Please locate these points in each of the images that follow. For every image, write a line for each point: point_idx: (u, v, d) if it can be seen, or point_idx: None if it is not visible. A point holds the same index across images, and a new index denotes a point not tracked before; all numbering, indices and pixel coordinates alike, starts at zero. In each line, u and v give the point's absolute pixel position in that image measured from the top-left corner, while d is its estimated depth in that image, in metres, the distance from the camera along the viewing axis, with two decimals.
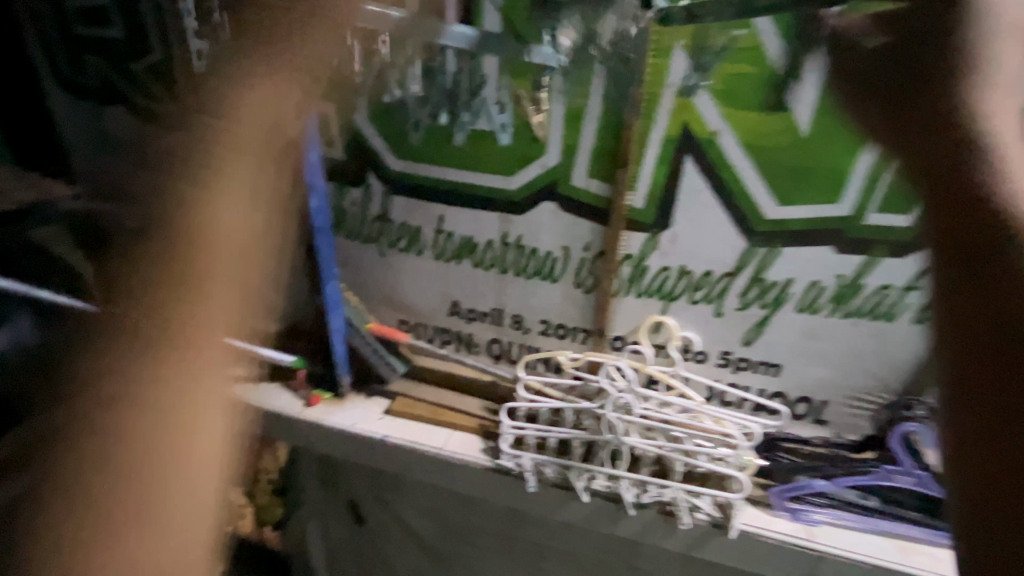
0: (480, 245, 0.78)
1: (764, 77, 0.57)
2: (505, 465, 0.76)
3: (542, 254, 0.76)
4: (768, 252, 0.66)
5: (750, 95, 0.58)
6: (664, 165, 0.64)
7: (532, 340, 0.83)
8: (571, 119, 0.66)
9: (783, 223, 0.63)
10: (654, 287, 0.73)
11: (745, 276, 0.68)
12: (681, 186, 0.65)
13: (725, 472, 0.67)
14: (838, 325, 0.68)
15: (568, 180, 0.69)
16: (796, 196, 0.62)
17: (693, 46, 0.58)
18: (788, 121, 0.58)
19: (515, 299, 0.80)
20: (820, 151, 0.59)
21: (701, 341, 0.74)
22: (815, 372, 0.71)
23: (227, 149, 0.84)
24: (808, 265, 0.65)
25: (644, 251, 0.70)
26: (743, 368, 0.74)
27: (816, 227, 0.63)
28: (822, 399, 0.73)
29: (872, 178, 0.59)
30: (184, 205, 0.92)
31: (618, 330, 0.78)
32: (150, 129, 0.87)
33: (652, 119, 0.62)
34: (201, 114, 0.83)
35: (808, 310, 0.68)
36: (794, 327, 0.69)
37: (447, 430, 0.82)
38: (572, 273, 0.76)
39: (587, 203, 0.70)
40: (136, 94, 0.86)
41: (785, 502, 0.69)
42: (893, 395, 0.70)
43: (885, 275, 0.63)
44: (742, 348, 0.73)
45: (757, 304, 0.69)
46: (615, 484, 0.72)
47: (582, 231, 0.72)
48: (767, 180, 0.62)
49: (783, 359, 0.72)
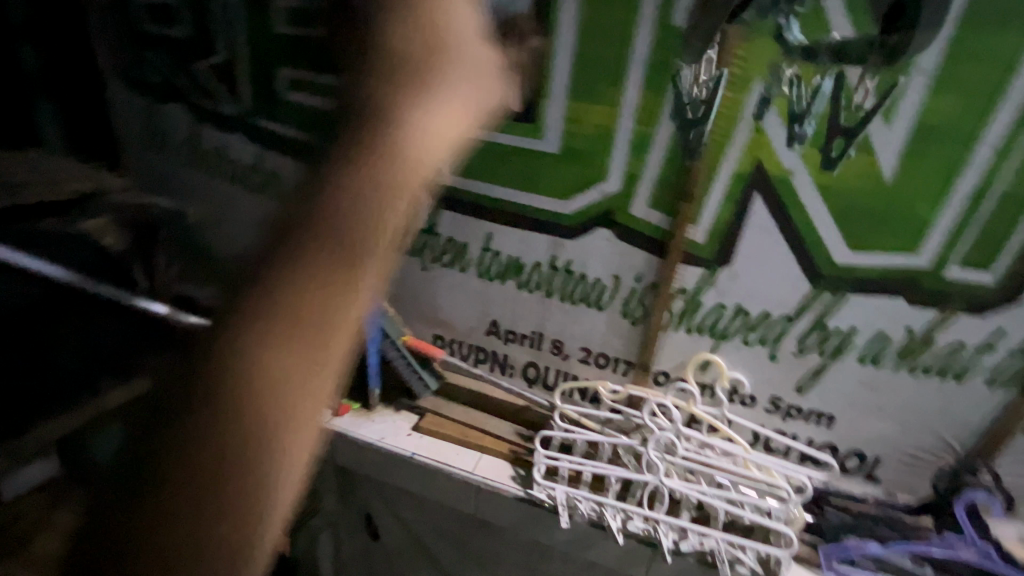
0: (526, 266, 0.76)
1: (847, 117, 0.55)
2: (536, 497, 0.73)
3: (590, 280, 0.74)
4: (833, 297, 0.63)
5: (830, 138, 0.56)
6: (730, 203, 0.62)
7: (570, 367, 0.81)
8: (636, 146, 0.64)
9: (854, 268, 0.60)
10: (706, 324, 0.70)
11: (804, 320, 0.65)
12: (747, 218, 0.62)
13: (773, 526, 0.64)
14: (899, 380, 0.64)
15: (626, 207, 0.67)
16: (869, 242, 0.59)
17: (774, 83, 0.56)
18: (869, 165, 0.56)
19: (557, 323, 0.78)
20: (900, 196, 0.56)
21: (751, 384, 0.71)
22: (870, 426, 0.68)
23: (280, 152, 0.84)
24: (876, 315, 0.62)
25: (699, 286, 0.68)
26: (793, 416, 0.71)
27: (888, 277, 0.60)
28: (875, 455, 0.70)
29: (955, 231, 0.56)
30: (228, 203, 0.93)
31: (663, 365, 0.75)
32: (205, 125, 0.88)
33: (722, 154, 0.60)
34: (257, 114, 0.83)
35: (870, 362, 0.64)
36: (853, 380, 0.66)
37: (476, 453, 0.80)
38: (620, 302, 0.73)
39: (645, 232, 0.68)
40: (193, 90, 0.86)
41: (834, 563, 0.66)
42: (955, 458, 0.66)
43: (958, 332, 0.60)
44: (793, 396, 0.70)
45: (816, 351, 0.66)
46: (654, 527, 0.68)
47: (636, 260, 0.70)
48: (839, 224, 0.59)
49: (837, 410, 0.69)
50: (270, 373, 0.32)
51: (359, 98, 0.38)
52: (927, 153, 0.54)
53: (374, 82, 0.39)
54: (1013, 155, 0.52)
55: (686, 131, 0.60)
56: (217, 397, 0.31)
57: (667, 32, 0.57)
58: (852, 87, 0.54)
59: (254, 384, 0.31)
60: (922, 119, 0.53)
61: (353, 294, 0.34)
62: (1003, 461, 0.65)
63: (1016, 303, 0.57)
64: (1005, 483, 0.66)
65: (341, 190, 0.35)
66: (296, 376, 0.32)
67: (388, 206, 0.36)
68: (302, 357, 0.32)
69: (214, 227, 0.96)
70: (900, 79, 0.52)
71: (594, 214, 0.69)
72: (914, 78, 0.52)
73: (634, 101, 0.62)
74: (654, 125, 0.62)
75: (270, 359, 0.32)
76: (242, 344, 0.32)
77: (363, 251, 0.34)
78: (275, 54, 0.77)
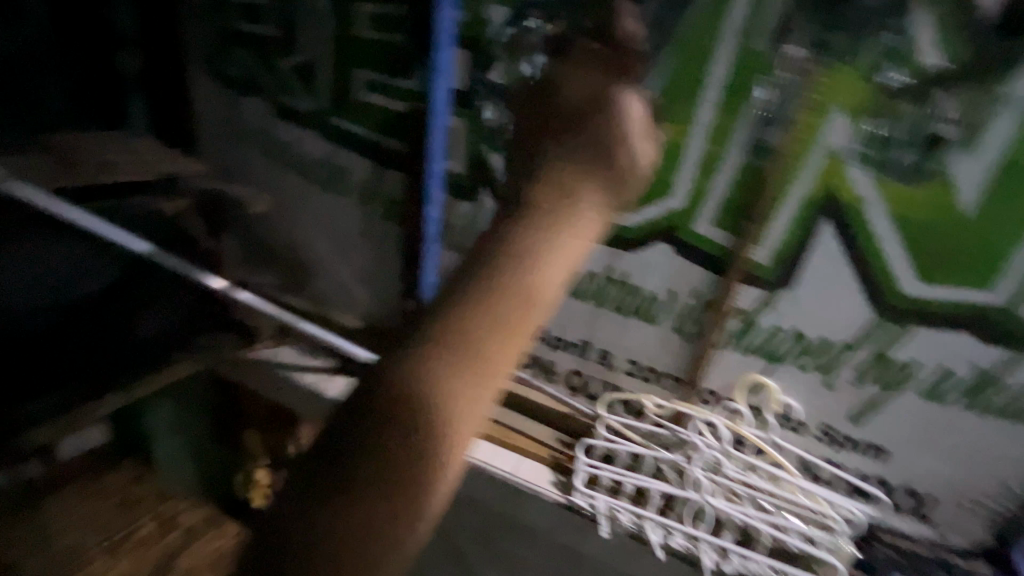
0: (581, 275, 0.77)
1: (930, 150, 0.54)
2: (576, 504, 0.74)
3: (645, 294, 0.75)
4: (897, 329, 0.62)
5: (909, 169, 0.56)
6: (797, 227, 0.62)
7: (616, 378, 0.81)
8: (705, 165, 0.64)
9: (923, 301, 0.60)
10: (761, 346, 0.70)
11: (865, 350, 0.65)
12: (814, 244, 0.62)
13: (820, 555, 0.63)
14: (961, 419, 0.63)
15: (689, 225, 0.68)
16: (941, 276, 0.58)
17: (855, 111, 0.56)
18: (947, 198, 0.55)
19: (607, 334, 0.79)
20: (978, 232, 0.55)
21: (803, 411, 0.71)
22: (925, 464, 0.67)
23: (351, 149, 0.88)
24: (941, 350, 0.61)
25: (757, 307, 0.68)
26: (843, 446, 0.70)
27: (958, 312, 0.59)
28: (930, 494, 0.68)
29: None
30: (292, 195, 0.96)
31: (712, 384, 0.75)
32: (281, 119, 0.92)
33: (794, 177, 0.60)
34: (332, 113, 0.87)
35: (931, 397, 0.63)
36: (911, 415, 0.65)
37: (517, 456, 0.81)
38: (674, 318, 0.74)
39: (706, 250, 0.68)
40: (274, 87, 0.91)
41: None
42: (1014, 505, 0.65)
43: None
44: (847, 426, 0.69)
45: (874, 383, 0.65)
46: (695, 545, 0.68)
47: (694, 277, 0.71)
48: (910, 255, 0.59)
49: (891, 444, 0.68)
50: (462, 380, 0.39)
51: (549, 153, 0.46)
52: (1012, 190, 0.53)
53: (568, 139, 0.46)
54: None
55: (759, 153, 0.61)
56: (423, 385, 0.38)
57: (748, 56, 0.58)
58: (938, 119, 0.54)
59: (439, 398, 0.39)
60: (1009, 156, 0.52)
61: (522, 328, 0.42)
62: None
63: None
64: None
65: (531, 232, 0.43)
66: (467, 401, 0.40)
67: (557, 258, 0.43)
68: (474, 385, 0.40)
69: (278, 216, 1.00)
70: (989, 114, 0.52)
71: (655, 229, 0.70)
72: (1005, 113, 0.51)
73: (708, 121, 0.63)
74: (727, 146, 0.63)
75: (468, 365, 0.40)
76: (434, 364, 0.39)
77: (535, 293, 0.42)
78: (355, 57, 0.81)
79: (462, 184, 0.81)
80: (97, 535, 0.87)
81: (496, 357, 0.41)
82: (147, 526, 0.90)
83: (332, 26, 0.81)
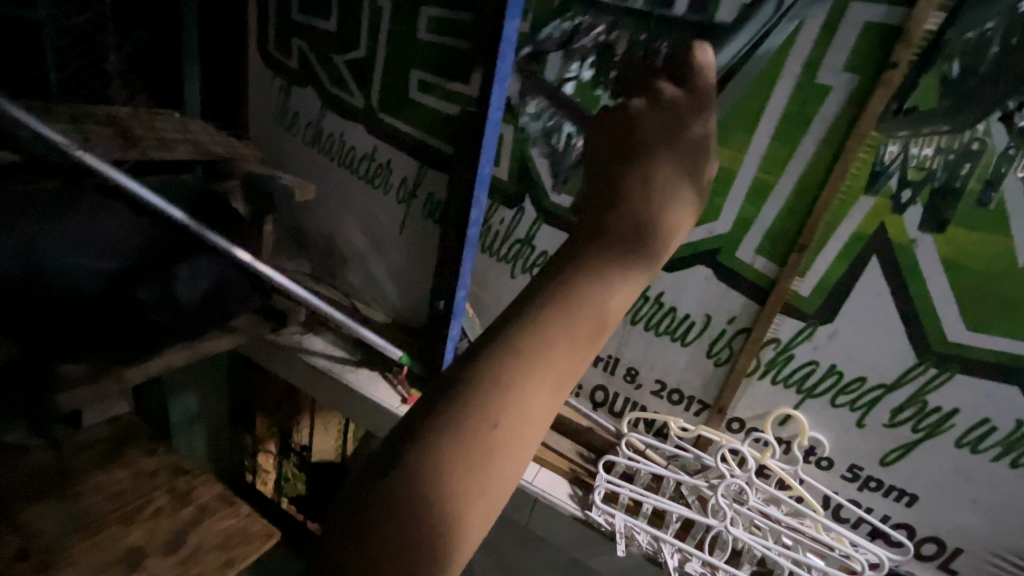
0: None
1: (989, 197, 0.53)
2: (593, 519, 0.73)
3: (679, 315, 0.75)
4: (937, 374, 0.61)
5: (968, 211, 0.55)
6: (842, 262, 0.62)
7: (641, 397, 0.81)
8: (754, 194, 0.65)
9: (966, 349, 0.59)
10: (793, 378, 0.70)
11: (901, 392, 0.64)
12: (858, 280, 0.62)
13: None
14: (998, 473, 0.61)
15: (733, 251, 0.68)
16: (989, 325, 0.57)
17: (914, 152, 0.55)
18: (1004, 247, 0.54)
19: (637, 351, 0.79)
20: None
21: (830, 447, 0.70)
22: (954, 514, 0.65)
23: (397, 147, 0.89)
24: (981, 400, 0.60)
25: (794, 338, 0.68)
26: (870, 488, 0.69)
27: (1004, 364, 0.58)
28: (956, 546, 0.67)
29: None
30: (337, 187, 0.99)
31: (739, 412, 0.75)
32: (331, 112, 0.94)
33: (844, 212, 0.61)
34: (383, 110, 0.89)
35: (968, 447, 0.62)
36: (943, 463, 0.64)
37: (536, 465, 0.81)
38: (707, 341, 0.74)
39: (747, 277, 0.68)
40: (327, 80, 0.93)
41: None
42: None
43: None
44: (875, 467, 0.68)
45: (909, 426, 0.65)
46: (712, 572, 0.67)
47: (731, 303, 0.70)
48: (958, 301, 0.58)
49: (920, 491, 0.66)
50: (526, 416, 0.31)
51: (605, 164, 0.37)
52: None
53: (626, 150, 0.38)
54: None
55: (810, 185, 0.61)
56: (473, 424, 0.30)
57: (809, 89, 0.59)
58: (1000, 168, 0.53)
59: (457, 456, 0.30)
60: None
61: (567, 372, 0.32)
62: None
63: None
64: None
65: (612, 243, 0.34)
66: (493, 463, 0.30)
67: (616, 283, 0.33)
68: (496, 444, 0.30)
69: (319, 207, 1.02)
70: None
71: (697, 251, 0.71)
72: None
73: (761, 150, 0.63)
74: (778, 175, 0.63)
75: (535, 396, 0.31)
76: (455, 409, 0.31)
77: (590, 327, 0.33)
78: (412, 57, 0.83)
79: (506, 191, 0.82)
80: (111, 505, 0.87)
81: (562, 384, 0.32)
82: (160, 498, 0.91)
83: (392, 26, 0.83)
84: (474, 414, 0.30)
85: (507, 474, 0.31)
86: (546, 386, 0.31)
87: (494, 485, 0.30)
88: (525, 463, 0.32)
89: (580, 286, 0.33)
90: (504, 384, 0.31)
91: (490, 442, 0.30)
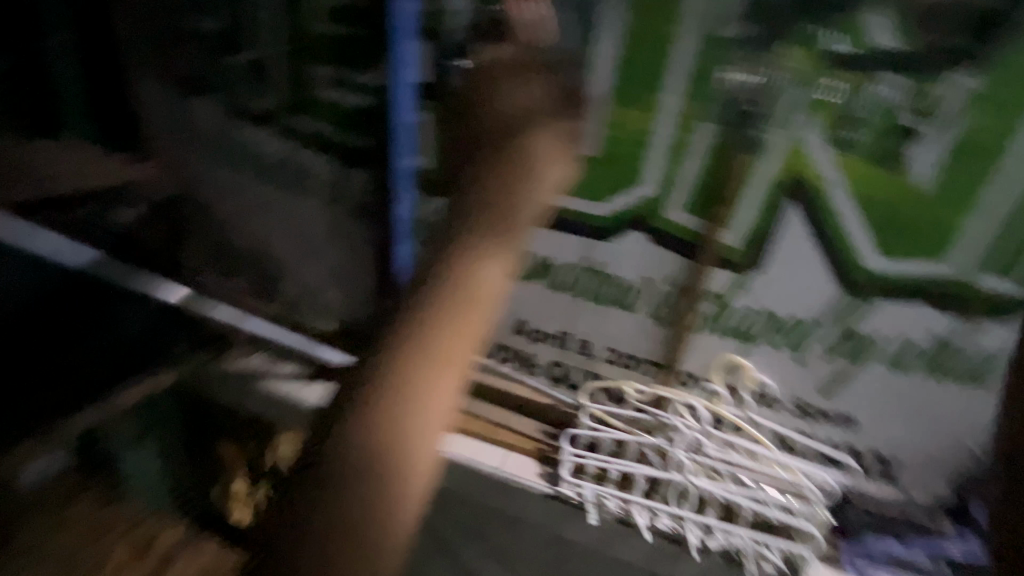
0: (557, 266, 0.78)
1: (883, 129, 0.56)
2: (564, 493, 0.75)
3: (621, 282, 0.75)
4: (860, 304, 0.65)
5: (867, 145, 0.57)
6: (763, 209, 0.64)
7: (596, 366, 0.82)
8: (674, 153, 0.65)
9: (883, 276, 0.63)
10: (734, 327, 0.72)
11: (831, 325, 0.67)
12: (780, 224, 0.64)
13: (797, 523, 0.66)
14: (923, 385, 0.66)
15: (663, 214, 0.69)
16: (898, 250, 0.61)
17: (814, 94, 0.57)
18: (902, 175, 0.57)
19: (586, 323, 0.80)
20: (935, 200, 0.58)
21: (778, 387, 0.73)
22: (891, 429, 0.70)
23: (312, 148, 0.85)
24: (901, 322, 0.64)
25: (729, 289, 0.70)
26: (815, 418, 0.73)
27: (916, 285, 0.62)
28: (896, 458, 0.72)
29: (981, 241, 0.58)
30: (256, 199, 0.93)
31: (689, 366, 0.77)
32: (233, 119, 0.87)
33: (759, 161, 0.62)
34: (291, 111, 0.84)
35: (895, 367, 0.66)
36: (877, 385, 0.68)
37: (504, 450, 0.81)
38: (650, 304, 0.75)
39: (678, 236, 0.69)
40: (223, 84, 0.86)
41: (853, 559, 0.68)
42: (972, 462, 0.68)
43: (981, 340, 0.62)
44: (818, 399, 0.72)
45: (842, 356, 0.68)
46: (680, 524, 0.70)
47: (667, 263, 0.71)
48: (870, 232, 0.61)
49: (859, 413, 0.71)
50: (432, 380, 0.44)
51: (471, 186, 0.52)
52: (960, 166, 0.56)
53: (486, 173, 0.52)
54: None
55: (725, 138, 0.62)
56: (396, 389, 0.43)
57: (712, 41, 0.59)
58: (890, 100, 0.55)
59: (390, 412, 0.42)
60: (957, 134, 0.55)
61: (458, 344, 0.46)
62: None
63: None
64: None
65: (481, 222, 0.49)
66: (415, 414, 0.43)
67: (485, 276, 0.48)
68: (412, 404, 0.43)
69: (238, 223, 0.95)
70: (936, 94, 0.54)
71: (630, 217, 0.71)
72: (951, 91, 0.53)
73: (674, 107, 0.63)
74: (694, 131, 0.63)
75: (436, 361, 0.45)
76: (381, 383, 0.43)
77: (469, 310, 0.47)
78: (312, 52, 0.78)
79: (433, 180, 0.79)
80: None
81: (457, 353, 0.46)
82: None
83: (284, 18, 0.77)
84: (395, 383, 0.43)
85: (430, 423, 0.43)
86: (442, 355, 0.45)
87: (422, 433, 0.43)
88: (440, 412, 0.44)
89: (461, 264, 0.48)
90: (414, 358, 0.44)
91: (408, 394, 0.43)
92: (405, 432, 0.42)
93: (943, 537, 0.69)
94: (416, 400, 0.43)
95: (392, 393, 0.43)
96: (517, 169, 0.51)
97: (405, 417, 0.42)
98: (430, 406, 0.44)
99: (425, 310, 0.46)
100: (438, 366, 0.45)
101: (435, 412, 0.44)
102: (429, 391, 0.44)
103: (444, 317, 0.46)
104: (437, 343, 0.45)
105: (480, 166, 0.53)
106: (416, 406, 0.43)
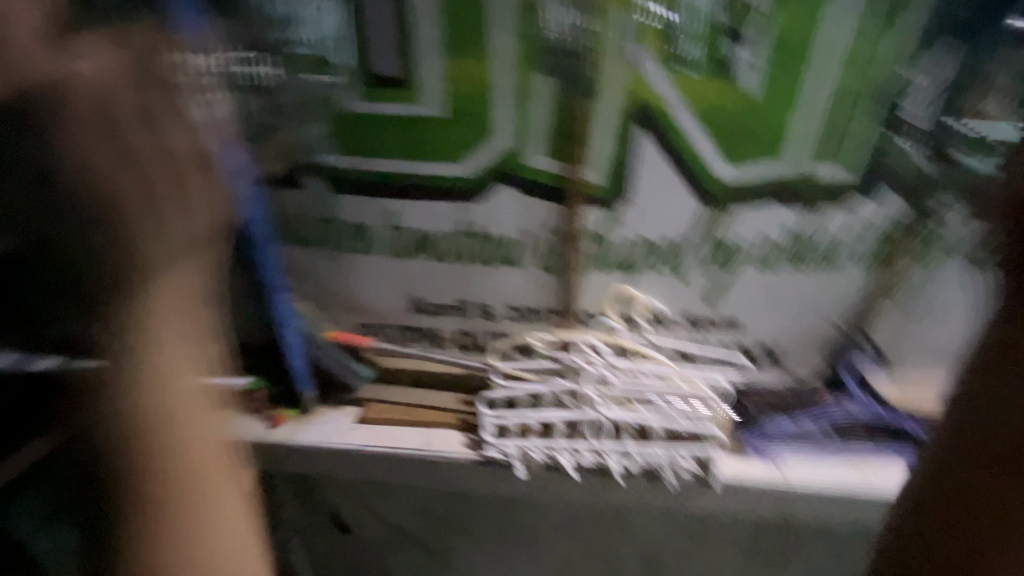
0: (435, 236, 0.75)
1: (702, 37, 0.58)
2: (490, 456, 0.75)
3: (501, 239, 0.74)
4: (721, 213, 0.68)
5: (693, 56, 0.59)
6: (617, 137, 0.64)
7: (500, 326, 0.82)
8: (517, 98, 0.64)
9: (737, 183, 0.65)
10: (616, 259, 0.73)
11: (701, 239, 0.70)
12: (636, 153, 0.65)
13: (703, 429, 0.71)
14: (789, 276, 0.71)
15: (526, 164, 0.68)
16: (746, 154, 0.63)
17: (633, 11, 0.58)
18: (730, 81, 0.60)
19: (479, 286, 0.79)
20: (763, 99, 0.60)
21: (668, 308, 0.76)
22: (771, 321, 0.75)
23: None
24: (758, 223, 0.68)
25: (603, 224, 0.71)
26: (707, 328, 0.77)
27: (766, 183, 0.65)
28: (780, 346, 0.78)
29: (813, 132, 0.62)
30: None
31: (586, 306, 0.78)
32: None
33: (601, 90, 0.62)
34: None
35: (763, 265, 0.71)
36: (753, 285, 0.72)
37: (426, 431, 0.80)
38: (534, 254, 0.74)
39: (542, 182, 0.68)
40: None
41: (758, 447, 0.73)
42: (839, 333, 0.76)
43: (827, 225, 0.67)
44: (705, 309, 0.76)
45: (716, 265, 0.72)
46: (603, 457, 0.72)
47: (539, 211, 0.71)
48: (717, 142, 0.63)
49: (742, 313, 0.75)
50: (180, 502, 0.40)
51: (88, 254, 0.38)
52: (778, 61, 0.59)
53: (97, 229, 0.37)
54: (840, 52, 0.58)
55: (560, 72, 0.62)
56: (146, 530, 0.39)
57: None
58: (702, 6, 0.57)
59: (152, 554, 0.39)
60: (765, 30, 0.58)
61: (181, 448, 0.40)
62: (876, 327, 0.75)
63: (868, 190, 0.65)
64: (877, 346, 0.75)
65: (112, 299, 0.37)
66: (191, 538, 0.40)
67: (168, 364, 0.39)
68: (166, 539, 0.39)
69: None
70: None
71: (496, 172, 0.69)
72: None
73: (508, 51, 0.62)
74: (530, 73, 0.63)
75: (169, 485, 0.39)
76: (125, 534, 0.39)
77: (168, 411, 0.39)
78: None
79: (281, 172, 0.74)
80: None
81: (189, 459, 0.40)
82: None
83: None
84: (141, 529, 0.39)
85: (219, 526, 0.42)
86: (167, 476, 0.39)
87: (217, 540, 0.41)
88: (217, 511, 0.41)
89: (125, 369, 0.38)
90: (138, 497, 0.39)
91: (159, 535, 0.39)
92: (194, 554, 0.40)
93: (825, 404, 0.75)
94: (182, 525, 0.40)
95: (140, 538, 0.39)
96: (118, 205, 0.36)
97: (172, 549, 0.40)
98: (204, 513, 0.41)
99: (119, 444, 0.38)
100: (173, 484, 0.39)
101: (218, 508, 0.42)
102: (189, 509, 0.40)
103: (142, 436, 0.39)
104: (151, 466, 0.39)
105: (87, 217, 0.38)
106: (190, 531, 0.40)
